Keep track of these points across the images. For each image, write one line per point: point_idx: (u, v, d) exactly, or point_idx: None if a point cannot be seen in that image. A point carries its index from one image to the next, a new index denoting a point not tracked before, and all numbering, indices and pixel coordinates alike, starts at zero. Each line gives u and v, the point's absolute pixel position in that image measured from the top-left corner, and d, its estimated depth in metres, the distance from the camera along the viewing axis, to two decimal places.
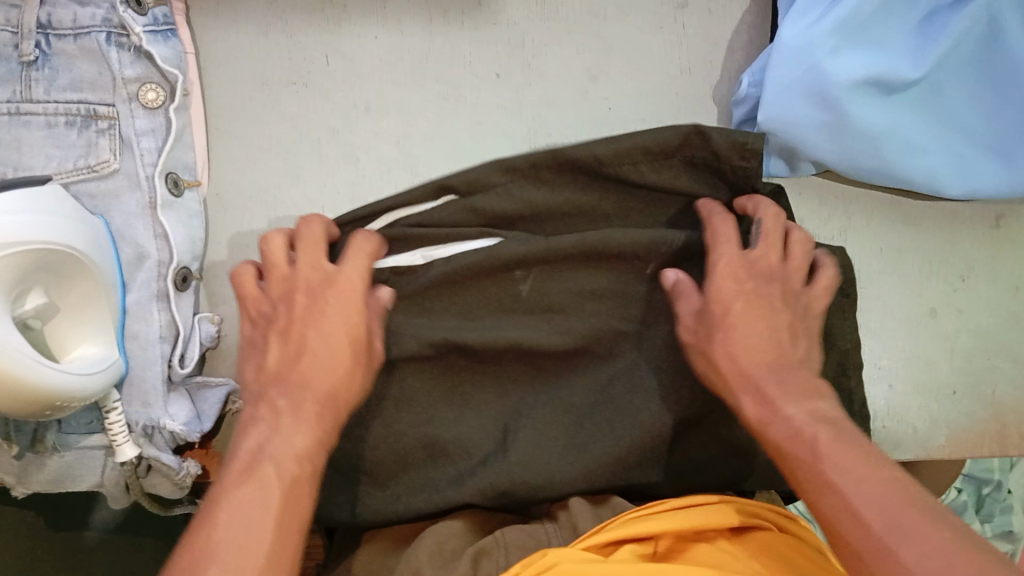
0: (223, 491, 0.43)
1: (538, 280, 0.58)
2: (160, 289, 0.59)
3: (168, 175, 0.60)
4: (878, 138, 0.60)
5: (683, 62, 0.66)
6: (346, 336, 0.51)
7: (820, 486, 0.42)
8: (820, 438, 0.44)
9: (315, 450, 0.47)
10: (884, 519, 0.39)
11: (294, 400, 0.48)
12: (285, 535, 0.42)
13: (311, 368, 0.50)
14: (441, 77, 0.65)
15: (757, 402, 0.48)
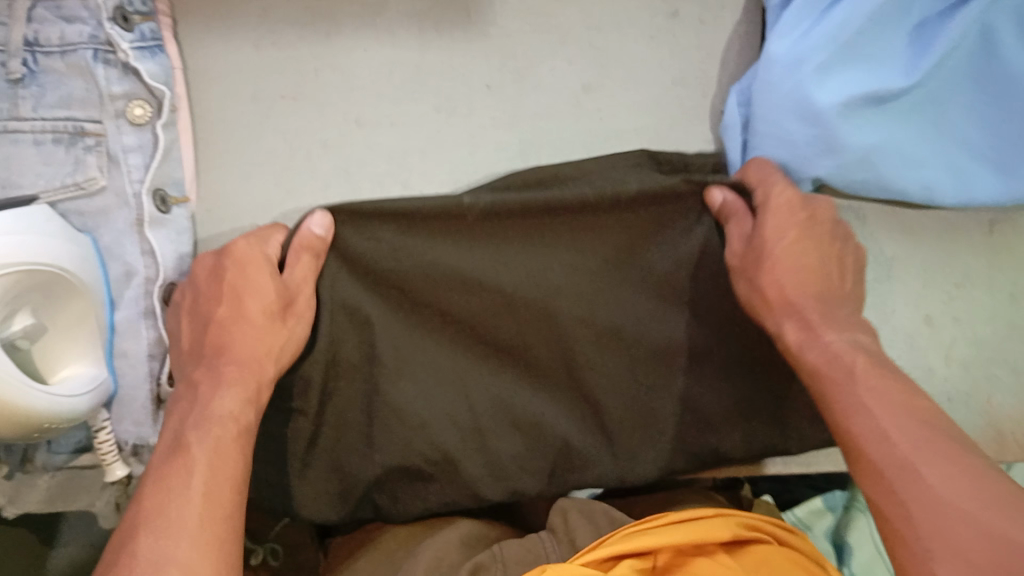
0: (151, 472, 0.48)
1: (507, 246, 0.57)
2: (148, 306, 0.59)
3: (156, 192, 0.59)
4: (871, 153, 0.60)
5: (675, 72, 0.66)
6: (260, 304, 0.53)
7: (849, 412, 0.48)
8: (855, 367, 0.50)
9: (242, 409, 0.51)
10: (898, 470, 0.45)
11: (214, 375, 0.52)
12: (220, 478, 0.47)
13: (235, 355, 0.53)
14: (434, 90, 0.65)
15: (800, 328, 0.54)
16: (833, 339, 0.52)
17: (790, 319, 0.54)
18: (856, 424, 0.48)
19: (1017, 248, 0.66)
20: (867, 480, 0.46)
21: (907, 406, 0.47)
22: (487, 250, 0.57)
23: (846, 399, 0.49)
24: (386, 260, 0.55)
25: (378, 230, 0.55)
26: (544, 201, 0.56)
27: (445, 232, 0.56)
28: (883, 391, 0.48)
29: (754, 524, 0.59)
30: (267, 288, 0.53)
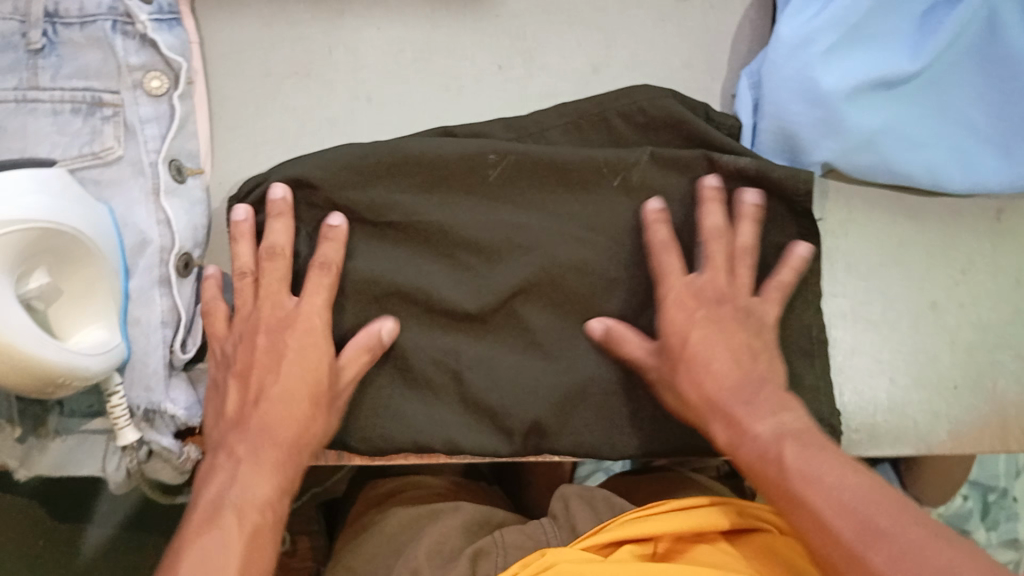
0: (192, 538, 0.52)
1: (514, 175, 0.63)
2: (163, 274, 0.59)
3: (171, 162, 0.60)
4: (876, 134, 0.61)
5: (684, 56, 0.67)
6: (300, 392, 0.58)
7: (792, 497, 0.51)
8: (785, 456, 0.52)
9: (276, 500, 0.55)
10: (859, 533, 0.47)
11: (250, 445, 0.56)
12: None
13: (270, 411, 0.58)
14: (443, 69, 0.65)
15: (727, 427, 0.56)
16: (762, 429, 0.54)
17: (718, 420, 0.57)
18: (803, 494, 0.50)
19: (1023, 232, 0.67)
20: (818, 539, 0.49)
21: (864, 486, 0.49)
22: (501, 202, 0.64)
23: (808, 485, 0.50)
24: (401, 208, 0.62)
25: (399, 185, 0.62)
26: (555, 159, 0.63)
27: (459, 182, 0.63)
28: (822, 460, 0.51)
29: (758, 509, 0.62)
30: (308, 368, 0.59)
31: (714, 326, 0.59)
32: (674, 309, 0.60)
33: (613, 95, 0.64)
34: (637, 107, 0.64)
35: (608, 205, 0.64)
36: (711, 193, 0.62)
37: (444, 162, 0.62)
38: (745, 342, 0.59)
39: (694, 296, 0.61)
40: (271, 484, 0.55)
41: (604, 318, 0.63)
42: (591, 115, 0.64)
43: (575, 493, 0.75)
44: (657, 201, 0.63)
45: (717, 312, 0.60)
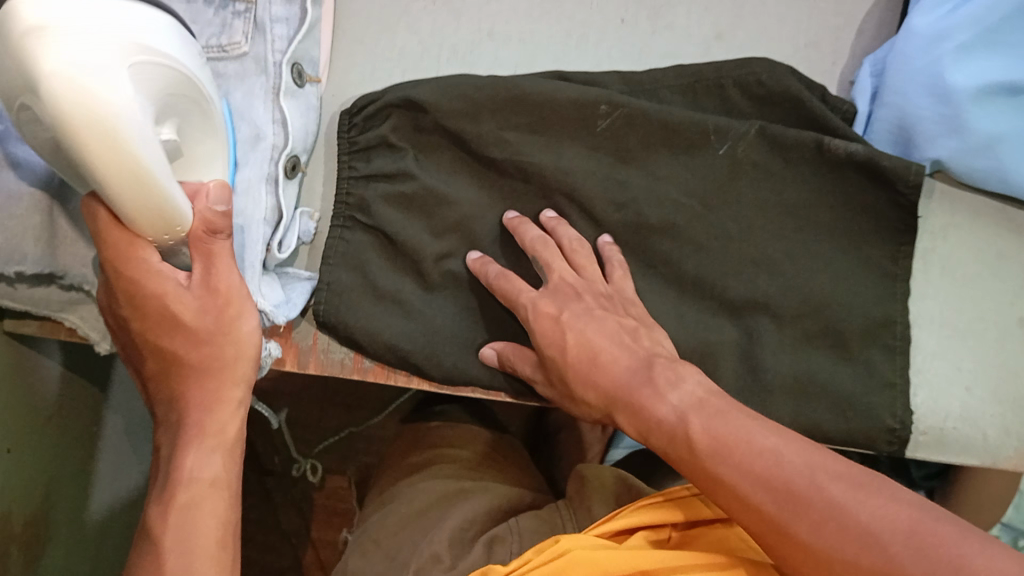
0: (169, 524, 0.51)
1: (623, 127, 0.63)
2: (271, 172, 0.59)
3: (294, 65, 0.61)
4: (994, 140, 0.60)
5: (810, 35, 0.66)
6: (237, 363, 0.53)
7: (719, 480, 0.48)
8: (690, 434, 0.50)
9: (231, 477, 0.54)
10: (796, 496, 0.44)
11: (191, 464, 0.52)
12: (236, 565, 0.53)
13: (176, 358, 0.52)
14: (568, 14, 0.66)
15: (634, 418, 0.54)
16: (664, 412, 0.52)
17: (624, 412, 0.55)
18: (716, 470, 0.47)
19: None
20: (754, 523, 0.46)
21: (798, 454, 0.46)
22: (607, 153, 0.64)
23: (719, 463, 0.47)
24: (508, 147, 0.62)
25: (509, 122, 0.63)
26: (665, 119, 0.62)
27: (570, 128, 0.63)
28: (753, 427, 0.48)
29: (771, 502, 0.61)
30: (169, 303, 0.50)
31: (586, 319, 0.58)
32: (541, 317, 0.59)
33: (731, 63, 0.64)
34: (755, 78, 0.63)
35: (709, 172, 0.64)
36: (552, 223, 0.63)
37: (560, 106, 0.62)
38: (618, 324, 0.58)
39: (552, 302, 0.60)
40: (211, 485, 0.52)
41: (495, 344, 0.62)
42: (709, 81, 0.64)
43: (593, 473, 0.75)
44: (479, 253, 0.63)
45: (575, 304, 0.59)
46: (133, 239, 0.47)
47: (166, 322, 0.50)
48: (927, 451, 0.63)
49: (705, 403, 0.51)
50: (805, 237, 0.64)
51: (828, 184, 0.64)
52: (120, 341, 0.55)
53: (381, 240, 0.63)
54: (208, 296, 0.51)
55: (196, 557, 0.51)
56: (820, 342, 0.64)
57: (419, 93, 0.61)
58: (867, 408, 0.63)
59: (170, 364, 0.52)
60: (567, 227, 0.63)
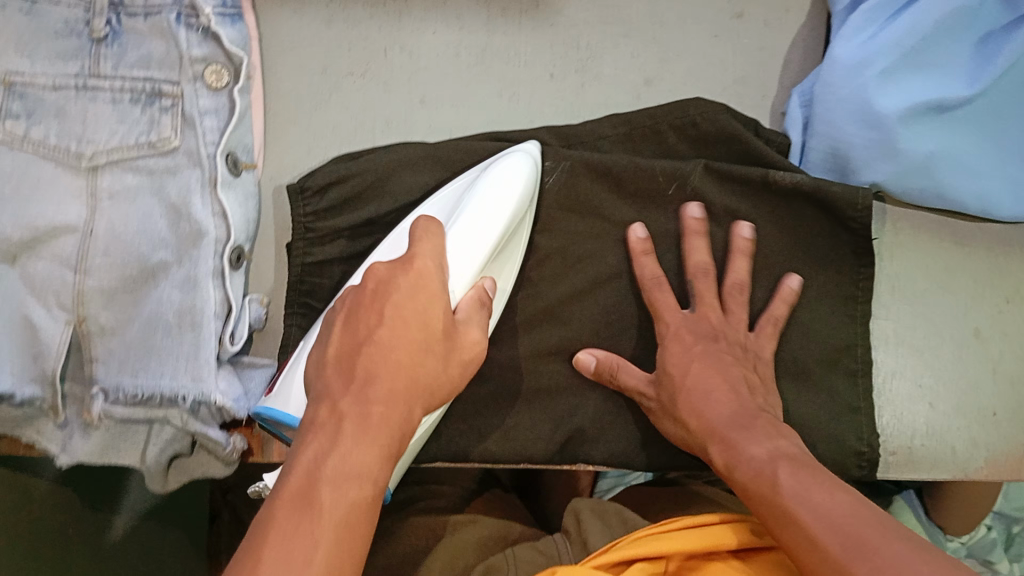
0: (270, 521, 0.40)
1: (566, 178, 0.63)
2: (216, 266, 0.60)
3: (228, 155, 0.61)
4: (928, 159, 0.60)
5: (738, 71, 0.67)
6: (420, 323, 0.48)
7: (784, 520, 0.48)
8: (778, 476, 0.50)
9: (384, 467, 0.44)
10: (845, 548, 0.44)
11: (325, 440, 0.43)
12: (352, 530, 0.41)
13: (381, 352, 0.47)
14: (497, 74, 0.66)
15: (723, 449, 0.55)
16: (757, 452, 0.52)
17: (716, 440, 0.55)
18: (794, 511, 0.47)
19: None
20: (811, 558, 0.45)
21: (848, 505, 0.46)
22: (553, 208, 0.64)
23: (799, 504, 0.47)
24: None
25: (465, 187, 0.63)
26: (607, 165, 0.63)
27: None
28: (815, 479, 0.49)
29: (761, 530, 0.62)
30: (431, 318, 0.49)
31: (710, 358, 0.59)
32: (674, 343, 0.60)
33: (665, 107, 0.65)
34: (691, 120, 0.64)
35: (655, 216, 0.64)
36: (698, 225, 0.63)
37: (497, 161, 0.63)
38: (741, 374, 0.59)
39: (690, 330, 0.60)
40: (384, 453, 0.44)
41: (592, 350, 0.63)
42: (644, 128, 0.65)
43: (587, 506, 0.72)
44: (642, 227, 0.63)
45: (712, 346, 0.59)
46: (392, 277, 0.50)
47: (391, 307, 0.48)
48: (898, 470, 0.64)
49: (796, 458, 0.51)
50: (760, 268, 0.64)
51: (780, 215, 0.64)
52: (338, 343, 0.48)
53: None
54: (435, 330, 0.49)
55: (337, 483, 0.42)
56: (784, 373, 0.64)
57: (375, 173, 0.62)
58: (838, 436, 0.63)
59: (343, 366, 0.47)
60: (704, 234, 0.63)
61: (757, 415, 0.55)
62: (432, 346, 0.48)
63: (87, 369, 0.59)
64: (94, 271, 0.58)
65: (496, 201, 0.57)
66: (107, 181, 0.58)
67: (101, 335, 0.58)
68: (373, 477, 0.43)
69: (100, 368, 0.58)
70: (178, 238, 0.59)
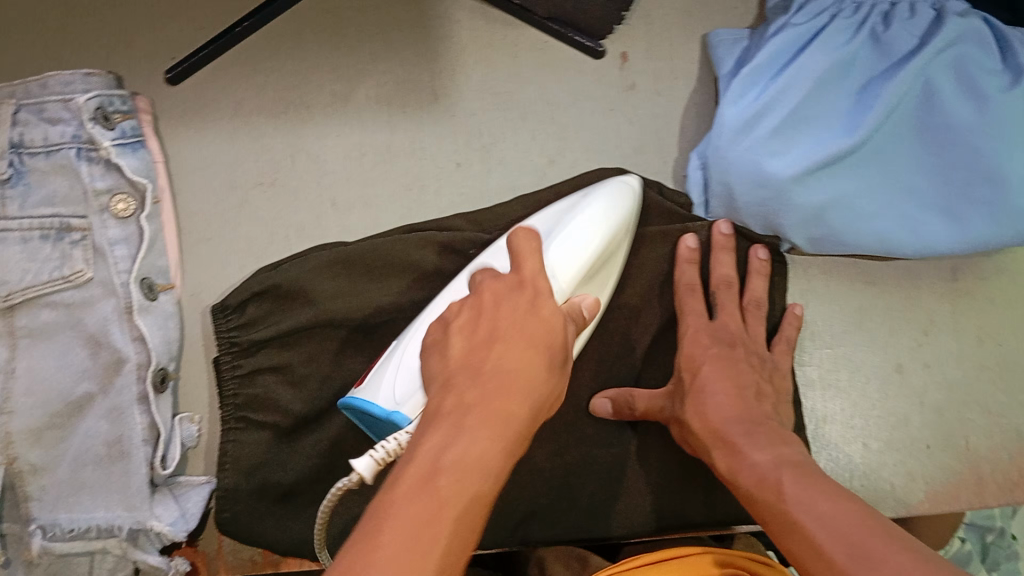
0: (393, 500, 0.37)
1: None
2: (141, 391, 0.60)
3: (142, 281, 0.61)
4: (822, 208, 0.63)
5: (636, 141, 0.69)
6: (538, 330, 0.46)
7: (787, 526, 0.45)
8: (782, 481, 0.48)
9: (501, 464, 0.41)
10: (852, 554, 0.41)
11: (445, 436, 0.40)
12: (468, 519, 0.38)
13: (508, 349, 0.45)
14: (404, 168, 0.68)
15: (727, 455, 0.53)
16: (760, 458, 0.51)
17: (721, 447, 0.54)
18: (797, 515, 0.45)
19: (981, 291, 0.68)
20: (814, 565, 0.42)
21: (855, 511, 0.43)
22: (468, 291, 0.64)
23: (802, 509, 0.45)
24: (359, 298, 0.62)
25: (390, 284, 0.63)
26: None
27: (428, 277, 0.63)
28: (813, 485, 0.47)
29: (726, 560, 0.55)
30: (550, 323, 0.47)
31: (722, 361, 0.59)
32: (691, 345, 0.61)
33: (571, 184, 0.67)
34: None
35: None
36: (723, 240, 0.64)
37: (389, 253, 0.63)
38: (753, 382, 0.59)
39: (709, 335, 0.61)
40: (500, 451, 0.41)
41: (605, 393, 0.63)
42: (553, 205, 0.66)
43: None
44: (694, 238, 0.64)
45: (728, 353, 0.60)
46: (505, 289, 0.48)
47: (500, 303, 0.47)
48: None
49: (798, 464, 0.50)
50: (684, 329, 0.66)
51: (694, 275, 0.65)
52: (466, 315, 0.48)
53: (278, 435, 0.63)
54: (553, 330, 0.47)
55: (463, 469, 0.39)
56: None
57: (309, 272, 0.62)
58: None
59: (468, 359, 0.45)
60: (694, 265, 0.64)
61: (764, 421, 0.55)
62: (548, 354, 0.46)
63: (22, 510, 0.58)
64: (20, 411, 0.57)
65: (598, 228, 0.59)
66: (24, 319, 0.58)
67: (34, 475, 0.58)
68: (488, 470, 0.40)
69: (35, 507, 0.58)
70: (98, 368, 0.59)
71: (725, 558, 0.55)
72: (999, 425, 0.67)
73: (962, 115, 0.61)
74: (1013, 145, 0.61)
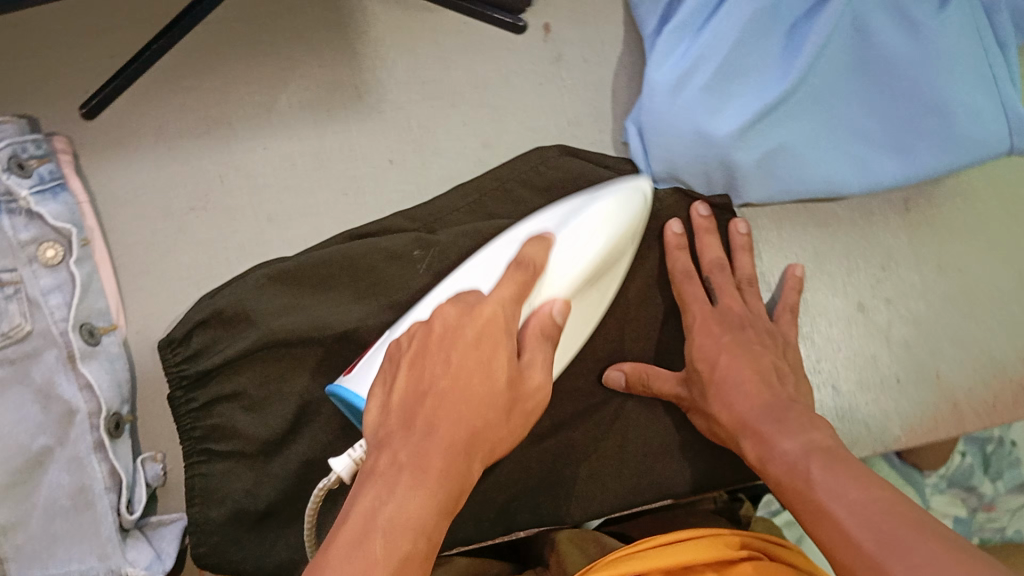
0: (325, 566, 0.37)
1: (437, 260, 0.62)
2: (97, 438, 0.59)
3: (82, 326, 0.60)
4: (765, 159, 0.61)
5: (570, 113, 0.67)
6: (479, 376, 0.43)
7: (816, 511, 0.43)
8: (812, 469, 0.46)
9: (436, 523, 0.40)
10: (882, 545, 0.38)
11: (378, 492, 0.40)
12: (409, 573, 0.38)
13: (445, 400, 0.43)
14: (338, 174, 0.66)
15: (755, 442, 0.51)
16: (789, 445, 0.49)
17: (748, 435, 0.52)
18: (829, 505, 0.42)
19: (937, 218, 0.67)
20: (848, 555, 0.40)
21: (887, 501, 0.41)
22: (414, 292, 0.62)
23: (833, 497, 0.43)
24: (305, 313, 0.61)
25: (333, 297, 0.62)
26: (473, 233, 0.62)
27: (374, 280, 0.62)
28: (844, 471, 0.44)
29: (739, 542, 0.50)
30: (495, 366, 0.44)
31: (738, 348, 0.58)
32: (701, 336, 0.59)
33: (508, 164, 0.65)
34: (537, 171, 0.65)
35: None
36: (705, 222, 0.63)
37: (328, 264, 0.62)
38: (772, 363, 0.57)
39: (718, 323, 0.59)
40: (434, 508, 0.40)
41: (619, 366, 0.61)
42: (494, 188, 0.65)
43: None
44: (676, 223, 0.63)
45: (741, 335, 0.59)
46: (459, 322, 0.45)
47: (449, 337, 0.45)
48: None
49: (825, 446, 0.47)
50: (644, 299, 0.64)
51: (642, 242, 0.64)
52: (402, 367, 0.45)
53: (240, 461, 0.62)
54: (504, 379, 0.44)
55: (395, 527, 0.38)
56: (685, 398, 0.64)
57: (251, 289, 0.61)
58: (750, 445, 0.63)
59: (415, 406, 0.43)
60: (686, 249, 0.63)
61: (787, 404, 0.53)
62: (500, 400, 0.43)
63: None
64: None
65: (612, 223, 0.56)
66: None
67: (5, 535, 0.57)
68: (424, 525, 0.39)
69: (11, 566, 0.57)
70: (51, 421, 0.59)
71: (738, 538, 0.50)
72: (970, 352, 0.66)
73: (897, 47, 0.60)
74: (950, 72, 0.60)
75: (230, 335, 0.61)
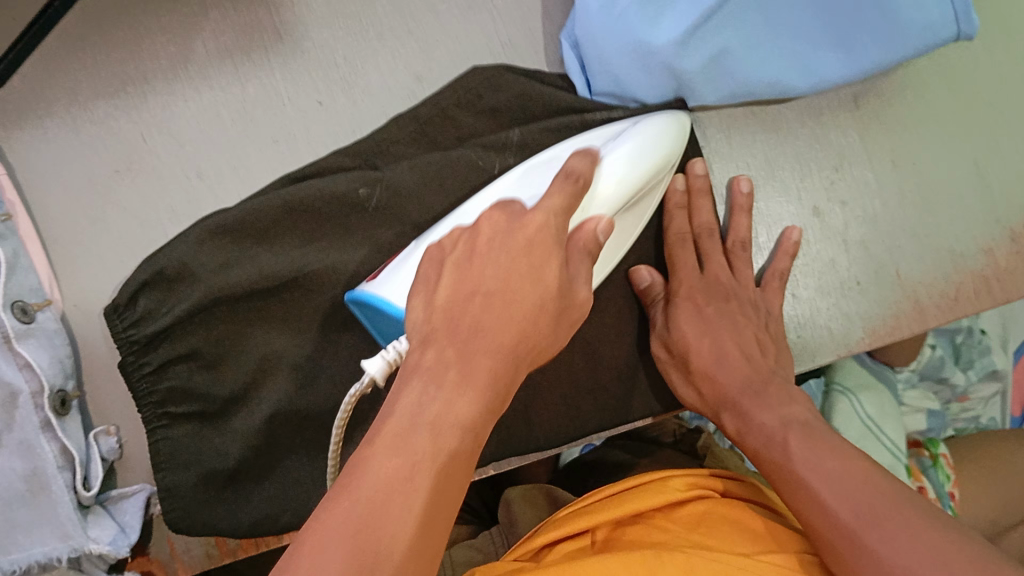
0: (370, 455, 0.35)
1: (383, 196, 0.60)
2: (43, 418, 0.57)
3: (13, 304, 0.57)
4: (706, 65, 0.59)
5: (501, 36, 0.65)
6: (529, 280, 0.42)
7: (791, 482, 0.52)
8: (789, 441, 0.53)
9: (481, 426, 0.38)
10: (862, 523, 0.47)
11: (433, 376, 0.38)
12: (455, 479, 0.36)
13: (492, 302, 0.41)
14: (266, 121, 0.63)
15: (736, 418, 0.58)
16: (767, 419, 0.56)
17: (727, 411, 0.58)
18: (807, 480, 0.50)
19: (885, 111, 0.65)
20: (827, 531, 0.48)
21: (857, 473, 0.50)
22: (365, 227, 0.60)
23: (810, 469, 0.51)
24: (256, 263, 0.59)
25: (285, 241, 0.60)
26: (420, 163, 0.60)
27: (325, 220, 0.60)
28: (825, 453, 0.51)
29: (691, 482, 0.57)
30: (542, 271, 0.43)
31: (722, 324, 0.60)
32: (686, 305, 0.60)
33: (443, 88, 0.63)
34: (475, 95, 0.63)
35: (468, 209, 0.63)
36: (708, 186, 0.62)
37: (277, 210, 0.59)
38: (753, 336, 0.60)
39: (704, 293, 0.61)
40: (482, 405, 0.38)
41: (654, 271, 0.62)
42: (431, 116, 0.62)
43: (517, 494, 0.72)
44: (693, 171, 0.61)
45: (725, 309, 0.61)
46: (511, 226, 0.44)
47: (492, 245, 0.44)
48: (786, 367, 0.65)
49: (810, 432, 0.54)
50: None
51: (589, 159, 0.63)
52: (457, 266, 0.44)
53: (203, 424, 0.60)
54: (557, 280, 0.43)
55: (438, 426, 0.37)
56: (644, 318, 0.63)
57: (201, 245, 0.58)
58: None
59: (458, 309, 0.41)
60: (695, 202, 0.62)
61: (767, 381, 0.58)
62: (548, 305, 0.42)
63: None
64: None
65: (644, 158, 0.56)
66: None
67: None
68: (476, 424, 0.38)
69: None
70: None
71: (692, 480, 0.57)
72: (928, 247, 0.65)
73: None
74: None
75: (184, 296, 0.58)
